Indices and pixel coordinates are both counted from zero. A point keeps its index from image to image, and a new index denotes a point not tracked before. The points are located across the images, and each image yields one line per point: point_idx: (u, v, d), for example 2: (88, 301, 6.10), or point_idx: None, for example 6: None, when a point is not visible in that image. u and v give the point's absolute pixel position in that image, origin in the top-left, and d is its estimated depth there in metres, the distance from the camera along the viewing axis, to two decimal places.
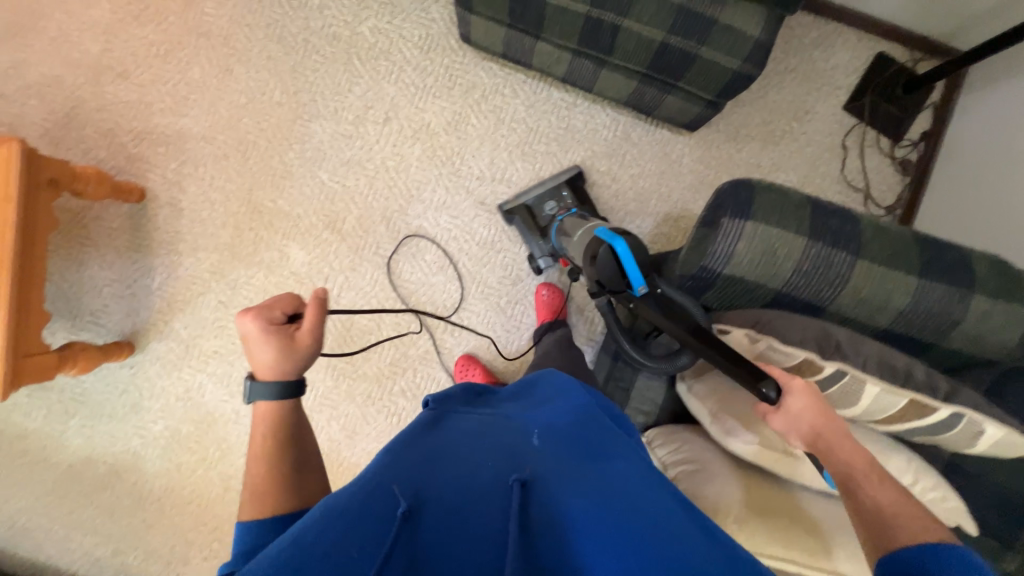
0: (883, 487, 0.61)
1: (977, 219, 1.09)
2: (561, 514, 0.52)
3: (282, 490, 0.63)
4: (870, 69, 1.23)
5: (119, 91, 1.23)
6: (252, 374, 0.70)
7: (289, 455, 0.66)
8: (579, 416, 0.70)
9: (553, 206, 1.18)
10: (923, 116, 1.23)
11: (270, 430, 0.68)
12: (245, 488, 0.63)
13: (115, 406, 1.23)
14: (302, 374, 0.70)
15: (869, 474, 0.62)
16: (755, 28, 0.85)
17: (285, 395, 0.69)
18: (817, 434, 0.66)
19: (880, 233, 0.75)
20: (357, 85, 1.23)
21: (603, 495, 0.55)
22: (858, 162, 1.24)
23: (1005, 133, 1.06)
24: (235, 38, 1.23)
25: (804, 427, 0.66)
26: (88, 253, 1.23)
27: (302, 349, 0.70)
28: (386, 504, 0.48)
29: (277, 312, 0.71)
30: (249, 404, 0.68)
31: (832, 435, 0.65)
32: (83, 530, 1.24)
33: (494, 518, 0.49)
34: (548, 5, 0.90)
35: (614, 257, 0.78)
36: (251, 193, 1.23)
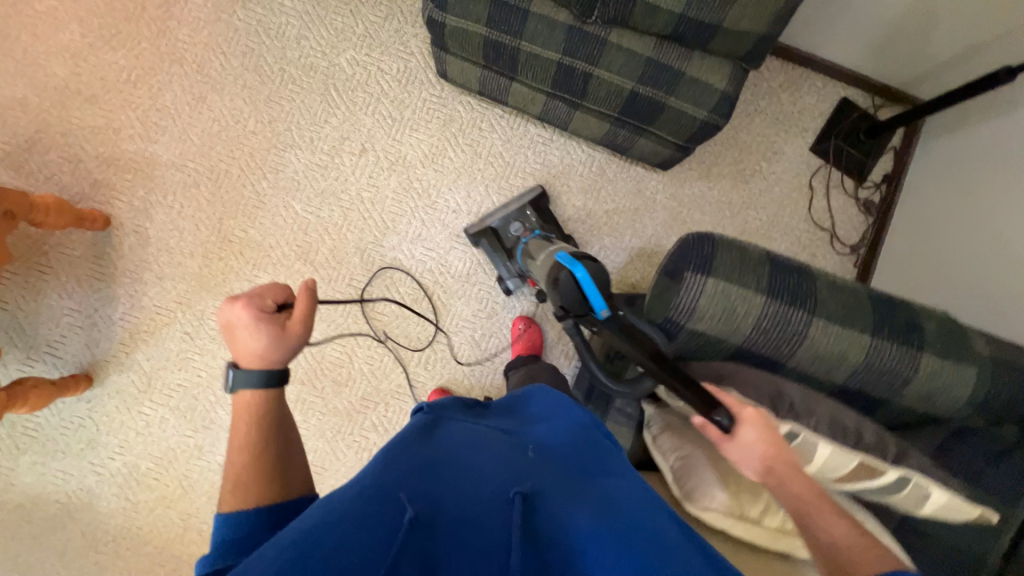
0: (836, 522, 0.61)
1: (932, 266, 1.13)
2: (564, 528, 0.50)
3: (270, 481, 0.61)
4: (835, 112, 1.28)
5: (86, 116, 1.20)
6: (234, 363, 0.67)
7: (273, 445, 0.64)
8: (573, 435, 0.70)
9: (519, 228, 1.20)
10: (884, 159, 1.28)
11: (254, 419, 0.66)
12: (225, 477, 0.61)
13: (69, 441, 1.18)
14: (289, 363, 0.68)
15: (822, 504, 0.63)
16: (720, 80, 0.88)
17: (270, 384, 0.67)
18: (770, 469, 0.67)
19: (835, 291, 0.78)
20: (334, 116, 1.23)
21: (603, 511, 0.54)
22: (823, 203, 1.28)
23: (958, 182, 1.11)
24: (209, 65, 1.22)
25: (756, 460, 0.68)
26: (46, 281, 1.18)
27: (292, 338, 0.67)
28: (389, 510, 0.46)
29: (267, 300, 0.69)
30: (232, 392, 0.65)
31: (785, 470, 0.66)
32: (30, 573, 1.18)
33: (499, 529, 0.47)
34: (521, 51, 0.92)
35: (575, 283, 0.81)
36: (221, 222, 1.21)
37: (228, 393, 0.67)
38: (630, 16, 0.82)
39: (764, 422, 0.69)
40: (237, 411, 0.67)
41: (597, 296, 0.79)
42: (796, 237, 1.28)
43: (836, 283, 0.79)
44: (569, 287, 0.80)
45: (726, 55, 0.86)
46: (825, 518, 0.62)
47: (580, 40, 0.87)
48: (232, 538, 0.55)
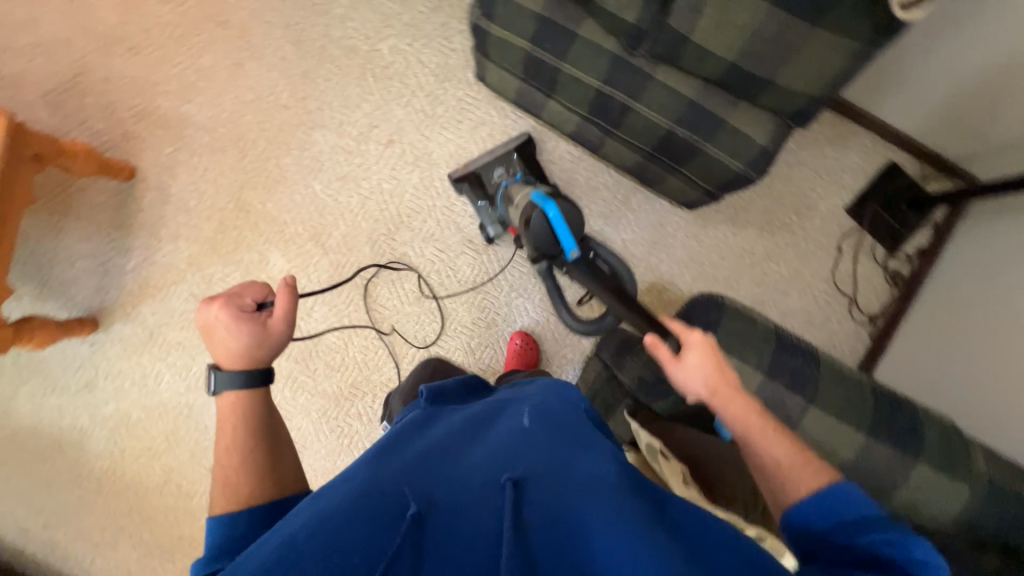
0: (776, 439, 0.63)
1: (947, 354, 1.07)
2: (559, 505, 0.48)
3: (255, 483, 0.61)
4: (878, 176, 1.23)
5: (126, 66, 1.21)
6: (216, 365, 0.69)
7: (264, 441, 0.65)
8: (568, 415, 0.68)
9: (501, 173, 1.16)
10: (921, 233, 1.23)
11: (239, 419, 0.67)
12: (217, 480, 0.61)
13: (69, 379, 1.22)
14: (271, 362, 0.71)
15: (760, 426, 0.65)
16: (762, 134, 0.84)
17: (254, 382, 0.68)
18: (714, 391, 0.70)
19: (836, 380, 0.80)
20: (367, 102, 1.22)
21: (597, 485, 0.52)
22: (849, 268, 1.24)
23: (989, 270, 1.04)
24: (252, 33, 1.21)
25: (700, 383, 0.71)
26: (67, 223, 1.21)
27: (273, 335, 0.70)
28: (380, 505, 0.45)
29: (246, 299, 0.71)
30: (215, 395, 0.67)
31: (727, 391, 0.69)
32: (17, 497, 1.23)
33: (491, 517, 0.45)
34: (562, 72, 0.89)
35: (547, 222, 0.92)
36: (242, 191, 1.22)
37: (211, 396, 0.69)
38: (680, 56, 0.79)
39: (711, 350, 0.72)
40: (221, 414, 0.68)
41: (568, 238, 0.91)
42: (814, 298, 1.24)
43: (839, 373, 0.80)
44: (542, 229, 0.92)
45: (773, 110, 0.83)
46: (762, 440, 0.64)
47: (625, 71, 0.84)
48: (230, 535, 0.54)
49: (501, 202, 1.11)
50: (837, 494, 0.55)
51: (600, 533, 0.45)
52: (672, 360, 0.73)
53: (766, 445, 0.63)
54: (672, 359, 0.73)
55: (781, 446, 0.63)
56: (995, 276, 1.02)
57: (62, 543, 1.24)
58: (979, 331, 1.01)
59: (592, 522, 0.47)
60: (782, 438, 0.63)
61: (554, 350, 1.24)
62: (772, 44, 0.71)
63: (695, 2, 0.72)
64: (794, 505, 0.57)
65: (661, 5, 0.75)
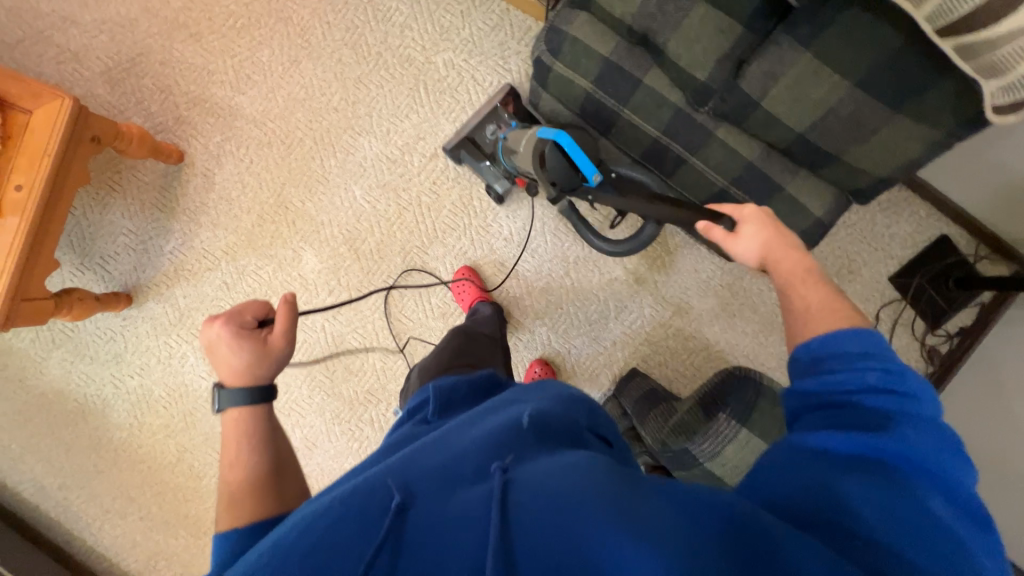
0: (813, 289, 0.61)
1: (978, 444, 1.08)
2: (546, 490, 0.43)
3: (259, 502, 0.59)
4: (928, 248, 1.18)
5: (186, 52, 1.23)
6: (221, 384, 0.71)
7: (267, 457, 0.64)
8: (579, 408, 0.61)
9: (495, 130, 1.13)
10: (966, 313, 1.18)
11: (241, 438, 0.66)
12: (219, 501, 0.59)
13: (99, 350, 1.26)
14: (273, 378, 0.72)
15: (804, 278, 0.63)
16: (819, 206, 0.82)
17: (255, 399, 0.68)
18: (767, 252, 0.67)
19: None
20: (416, 113, 1.22)
21: (589, 467, 0.45)
22: (885, 338, 1.20)
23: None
24: (312, 32, 1.22)
25: (756, 245, 0.68)
26: (114, 198, 1.24)
27: (275, 352, 0.73)
28: (364, 501, 0.44)
29: (248, 316, 0.74)
30: (218, 413, 0.67)
31: (781, 250, 0.66)
32: (37, 456, 1.28)
33: (473, 509, 0.42)
34: (621, 117, 0.87)
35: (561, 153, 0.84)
36: (283, 188, 1.23)
37: (216, 415, 0.69)
38: (746, 119, 0.76)
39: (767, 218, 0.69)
40: (224, 433, 0.67)
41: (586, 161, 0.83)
42: None
43: None
44: (560, 162, 0.85)
45: (834, 183, 0.80)
46: (801, 288, 0.62)
47: (686, 124, 0.82)
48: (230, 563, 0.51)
49: (503, 155, 1.05)
50: (865, 339, 0.52)
51: (584, 521, 0.40)
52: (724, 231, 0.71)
53: (806, 293, 0.61)
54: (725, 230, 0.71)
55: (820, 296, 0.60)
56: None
57: (75, 505, 1.28)
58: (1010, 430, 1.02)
59: (579, 508, 0.41)
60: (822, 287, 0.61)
61: (572, 382, 1.23)
62: (845, 123, 0.69)
63: (770, 69, 0.70)
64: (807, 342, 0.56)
65: (735, 67, 0.73)
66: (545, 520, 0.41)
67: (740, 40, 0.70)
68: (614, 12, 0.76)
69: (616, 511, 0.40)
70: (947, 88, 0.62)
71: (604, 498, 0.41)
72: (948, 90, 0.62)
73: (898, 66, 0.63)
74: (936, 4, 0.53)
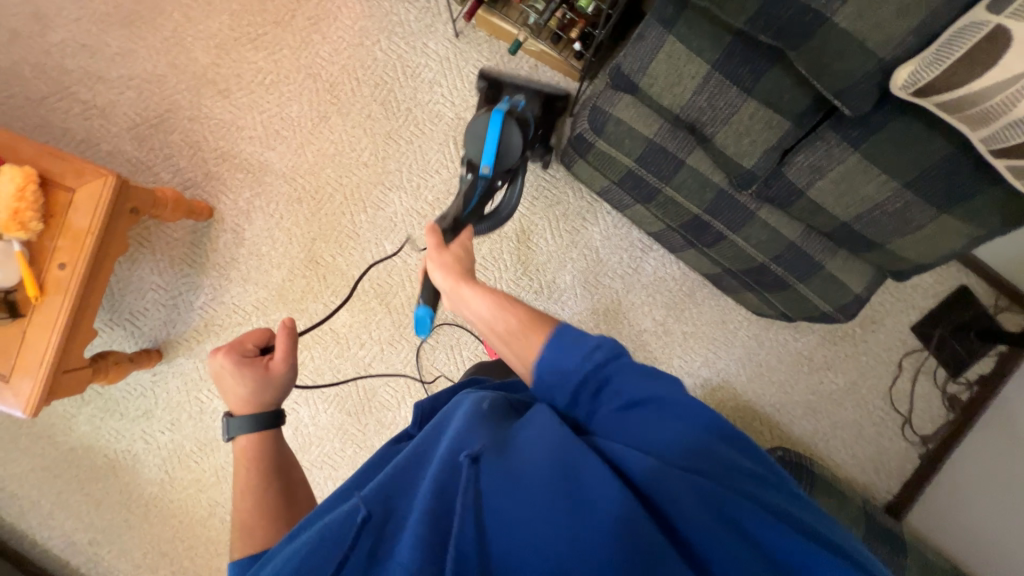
0: (518, 318, 0.65)
1: (987, 493, 1.10)
2: (506, 481, 0.46)
3: (269, 524, 0.62)
4: (950, 299, 1.21)
5: (215, 108, 1.23)
6: (230, 412, 0.72)
7: (277, 485, 0.66)
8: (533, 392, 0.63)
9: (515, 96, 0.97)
10: (985, 361, 1.21)
11: (252, 464, 0.68)
12: (234, 524, 0.62)
13: (129, 407, 1.25)
14: (279, 403, 0.72)
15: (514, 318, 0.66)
16: (858, 283, 0.85)
17: (262, 426, 0.70)
18: (495, 324, 0.67)
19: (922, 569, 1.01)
20: (445, 169, 1.22)
21: (536, 455, 0.48)
22: (908, 386, 1.22)
23: None
24: (341, 88, 1.22)
25: (484, 319, 0.68)
26: (143, 254, 1.23)
27: (276, 377, 0.72)
28: (344, 516, 0.46)
29: (248, 345, 0.73)
30: (228, 440, 0.69)
31: (500, 318, 0.67)
32: (67, 512, 1.27)
33: (438, 505, 0.46)
34: (662, 193, 0.88)
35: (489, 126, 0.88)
36: (314, 243, 1.23)
37: (228, 441, 0.71)
38: (790, 206, 0.78)
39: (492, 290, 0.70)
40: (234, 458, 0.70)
41: (490, 151, 0.88)
42: (868, 412, 1.23)
43: (927, 567, 1.01)
44: (478, 128, 0.90)
45: (874, 263, 0.83)
46: (519, 342, 0.63)
47: (728, 205, 0.84)
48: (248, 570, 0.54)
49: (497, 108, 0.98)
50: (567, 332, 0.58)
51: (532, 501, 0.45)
52: (457, 283, 0.72)
53: (471, 293, 0.70)
54: (457, 285, 0.72)
55: (478, 294, 0.70)
56: None
57: (106, 561, 1.28)
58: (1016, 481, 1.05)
59: (533, 494, 0.45)
60: (481, 284, 0.71)
61: None
62: (891, 218, 0.71)
63: (817, 163, 0.72)
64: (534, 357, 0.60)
65: (781, 156, 0.74)
66: (502, 507, 0.45)
67: (787, 135, 0.72)
68: (662, 100, 0.77)
69: (562, 496, 0.45)
70: (996, 194, 0.65)
71: (553, 490, 0.45)
72: (994, 196, 0.65)
73: (947, 172, 0.66)
74: (993, 130, 0.57)
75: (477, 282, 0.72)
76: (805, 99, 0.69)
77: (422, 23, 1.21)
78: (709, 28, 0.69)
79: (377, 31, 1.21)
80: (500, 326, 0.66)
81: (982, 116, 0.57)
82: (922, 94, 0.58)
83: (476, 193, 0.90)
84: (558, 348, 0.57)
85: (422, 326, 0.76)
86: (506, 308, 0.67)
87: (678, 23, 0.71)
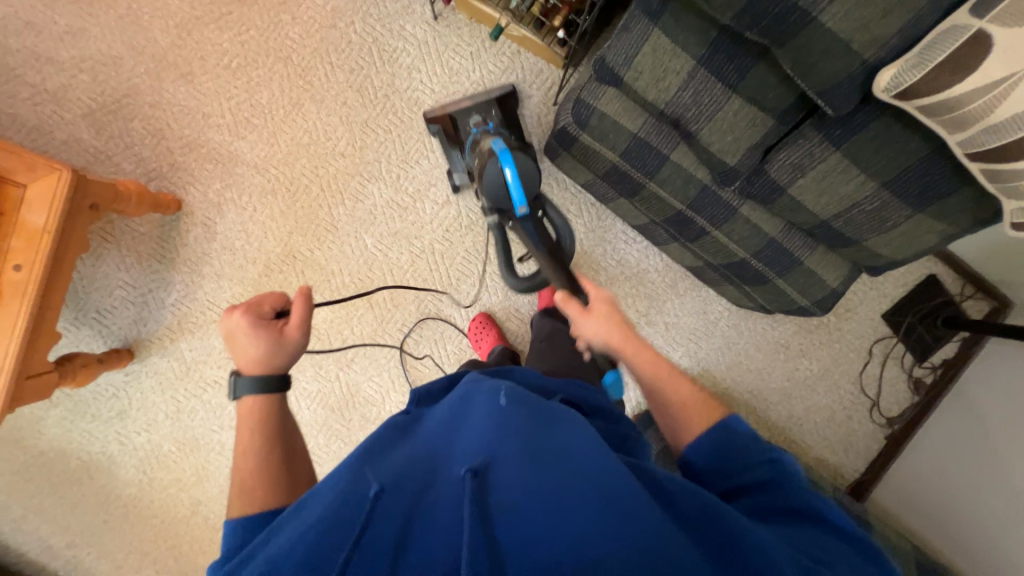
0: (676, 389, 0.67)
1: (946, 471, 1.15)
2: (529, 493, 0.44)
3: (270, 486, 0.58)
4: (918, 288, 1.25)
5: (178, 93, 1.16)
6: (236, 371, 0.68)
7: (279, 450, 0.61)
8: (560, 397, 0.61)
9: (478, 122, 1.03)
10: (948, 347, 1.26)
11: (257, 424, 0.64)
12: (232, 483, 0.58)
13: (101, 408, 1.21)
14: (289, 368, 0.69)
15: (673, 380, 0.68)
16: (833, 278, 0.86)
17: (271, 388, 0.66)
18: (653, 391, 0.69)
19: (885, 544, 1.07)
20: (426, 159, 1.19)
21: (573, 469, 0.47)
22: (877, 372, 1.28)
23: (993, 396, 1.12)
24: (314, 73, 1.16)
25: (640, 382, 0.71)
26: (107, 250, 1.17)
27: (290, 342, 0.69)
28: (352, 505, 0.43)
29: (266, 307, 0.71)
30: (233, 398, 0.65)
31: (656, 386, 0.69)
32: (41, 516, 1.24)
33: (454, 510, 0.43)
34: (646, 188, 0.87)
35: (502, 175, 0.85)
36: (290, 237, 1.19)
37: (231, 402, 0.66)
38: (772, 203, 0.78)
39: (652, 358, 0.71)
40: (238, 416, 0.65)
41: (518, 192, 0.85)
42: (839, 396, 1.28)
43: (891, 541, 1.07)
44: (496, 182, 0.86)
45: (849, 259, 0.84)
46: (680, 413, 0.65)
47: (710, 202, 0.83)
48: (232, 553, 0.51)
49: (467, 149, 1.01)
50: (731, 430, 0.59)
51: (559, 515, 0.43)
52: (612, 341, 0.73)
53: (634, 354, 0.71)
54: (611, 342, 0.73)
55: (645, 358, 0.71)
56: (992, 404, 1.11)
57: (85, 562, 1.25)
58: (971, 457, 1.10)
59: (558, 509, 0.43)
60: (651, 348, 0.71)
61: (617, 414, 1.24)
62: (869, 216, 0.72)
63: (799, 161, 0.72)
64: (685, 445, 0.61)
65: (763, 154, 0.74)
66: (528, 522, 0.43)
67: (771, 132, 0.72)
68: (646, 95, 0.76)
69: (593, 516, 0.43)
70: (969, 196, 0.67)
71: (589, 508, 0.43)
72: (968, 196, 0.67)
73: (923, 172, 0.67)
74: (971, 134, 0.58)
75: (641, 343, 0.72)
76: (789, 96, 0.68)
77: (399, 4, 1.15)
78: (696, 22, 0.68)
79: (351, 13, 1.15)
80: (670, 398, 0.67)
81: (961, 119, 0.57)
82: (904, 97, 0.58)
83: (530, 235, 0.90)
84: (727, 429, 0.59)
85: (615, 388, 0.77)
86: (678, 380, 0.68)
87: (664, 15, 0.69)
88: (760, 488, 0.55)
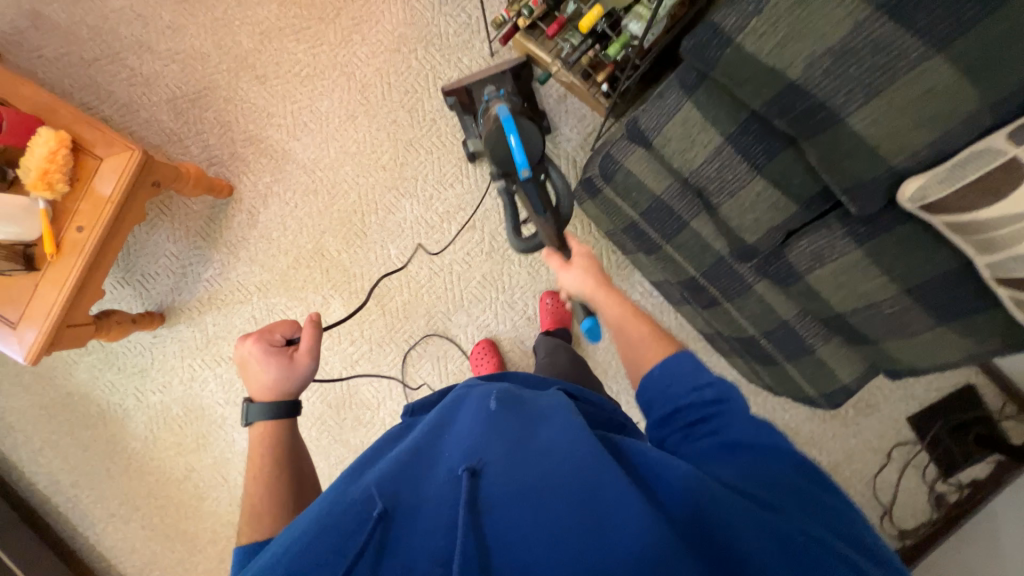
0: (636, 322, 0.69)
1: None
2: (516, 494, 0.44)
3: (280, 507, 0.61)
4: (952, 396, 1.16)
5: (250, 92, 1.27)
6: (251, 398, 0.73)
7: (288, 471, 0.65)
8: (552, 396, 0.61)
9: (491, 91, 0.98)
10: (981, 466, 1.15)
11: (268, 449, 0.68)
12: (244, 509, 0.61)
13: (127, 363, 1.31)
14: (300, 393, 0.73)
15: (633, 317, 0.70)
16: (847, 373, 0.81)
17: (282, 414, 0.70)
18: (619, 325, 0.70)
19: None
20: (460, 184, 1.23)
21: (557, 462, 0.46)
22: (894, 477, 1.18)
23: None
24: (372, 90, 1.24)
25: (608, 321, 0.73)
26: (162, 221, 1.28)
27: (300, 369, 0.73)
28: (346, 512, 0.43)
29: (277, 335, 0.75)
30: (246, 425, 0.70)
31: (620, 321, 0.71)
32: (55, 452, 1.34)
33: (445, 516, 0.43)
34: (662, 249, 0.87)
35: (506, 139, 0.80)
36: (322, 236, 1.26)
37: (246, 427, 0.72)
38: (788, 287, 0.76)
39: (620, 297, 0.74)
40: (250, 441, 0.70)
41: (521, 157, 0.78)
42: (847, 495, 1.19)
43: None
44: (500, 147, 0.81)
45: (867, 357, 0.80)
46: (640, 357, 0.64)
47: (725, 274, 0.82)
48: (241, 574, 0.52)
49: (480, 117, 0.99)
50: (687, 360, 0.58)
51: (551, 516, 0.42)
52: (587, 282, 0.77)
53: (606, 304, 0.74)
54: (586, 286, 0.77)
55: (612, 302, 0.73)
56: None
57: (83, 503, 1.34)
58: None
59: (547, 509, 0.43)
60: (621, 295, 0.73)
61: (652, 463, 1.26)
62: (887, 319, 0.70)
63: (820, 250, 0.70)
64: (646, 375, 0.61)
65: (784, 236, 0.73)
66: (518, 525, 0.42)
67: (793, 217, 0.71)
68: (672, 162, 0.76)
69: (583, 515, 0.42)
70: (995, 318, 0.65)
71: (574, 506, 0.43)
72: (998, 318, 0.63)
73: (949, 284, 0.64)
74: (999, 257, 0.57)
75: (613, 290, 0.75)
76: (815, 186, 0.68)
77: (460, 38, 1.22)
78: (729, 101, 0.69)
79: (416, 40, 1.23)
80: (631, 333, 0.68)
81: (988, 242, 0.57)
82: (928, 209, 0.59)
83: (532, 198, 0.85)
84: (671, 363, 0.58)
85: (590, 334, 0.97)
86: (638, 320, 0.69)
87: (698, 91, 0.70)
88: (705, 422, 0.53)
